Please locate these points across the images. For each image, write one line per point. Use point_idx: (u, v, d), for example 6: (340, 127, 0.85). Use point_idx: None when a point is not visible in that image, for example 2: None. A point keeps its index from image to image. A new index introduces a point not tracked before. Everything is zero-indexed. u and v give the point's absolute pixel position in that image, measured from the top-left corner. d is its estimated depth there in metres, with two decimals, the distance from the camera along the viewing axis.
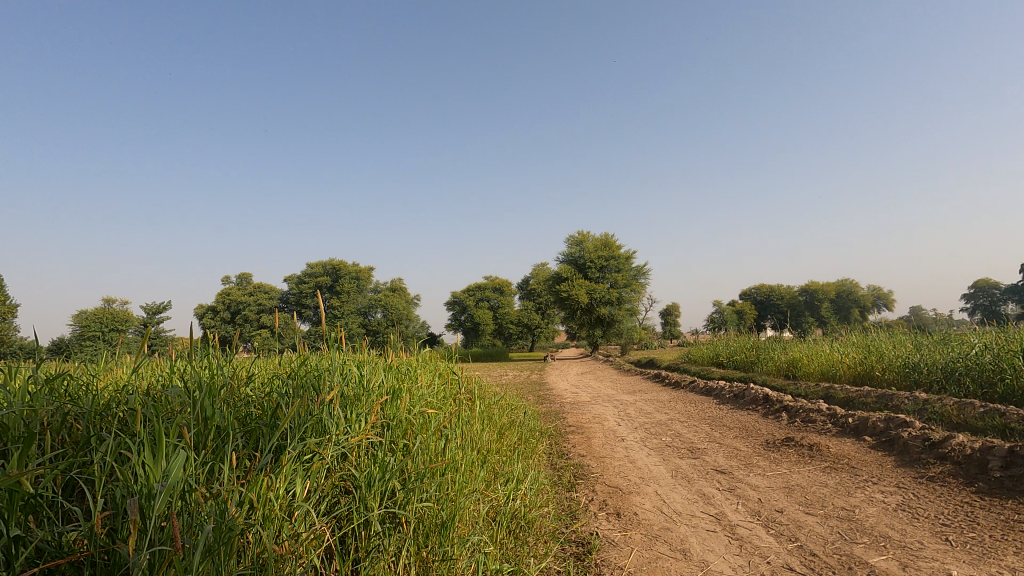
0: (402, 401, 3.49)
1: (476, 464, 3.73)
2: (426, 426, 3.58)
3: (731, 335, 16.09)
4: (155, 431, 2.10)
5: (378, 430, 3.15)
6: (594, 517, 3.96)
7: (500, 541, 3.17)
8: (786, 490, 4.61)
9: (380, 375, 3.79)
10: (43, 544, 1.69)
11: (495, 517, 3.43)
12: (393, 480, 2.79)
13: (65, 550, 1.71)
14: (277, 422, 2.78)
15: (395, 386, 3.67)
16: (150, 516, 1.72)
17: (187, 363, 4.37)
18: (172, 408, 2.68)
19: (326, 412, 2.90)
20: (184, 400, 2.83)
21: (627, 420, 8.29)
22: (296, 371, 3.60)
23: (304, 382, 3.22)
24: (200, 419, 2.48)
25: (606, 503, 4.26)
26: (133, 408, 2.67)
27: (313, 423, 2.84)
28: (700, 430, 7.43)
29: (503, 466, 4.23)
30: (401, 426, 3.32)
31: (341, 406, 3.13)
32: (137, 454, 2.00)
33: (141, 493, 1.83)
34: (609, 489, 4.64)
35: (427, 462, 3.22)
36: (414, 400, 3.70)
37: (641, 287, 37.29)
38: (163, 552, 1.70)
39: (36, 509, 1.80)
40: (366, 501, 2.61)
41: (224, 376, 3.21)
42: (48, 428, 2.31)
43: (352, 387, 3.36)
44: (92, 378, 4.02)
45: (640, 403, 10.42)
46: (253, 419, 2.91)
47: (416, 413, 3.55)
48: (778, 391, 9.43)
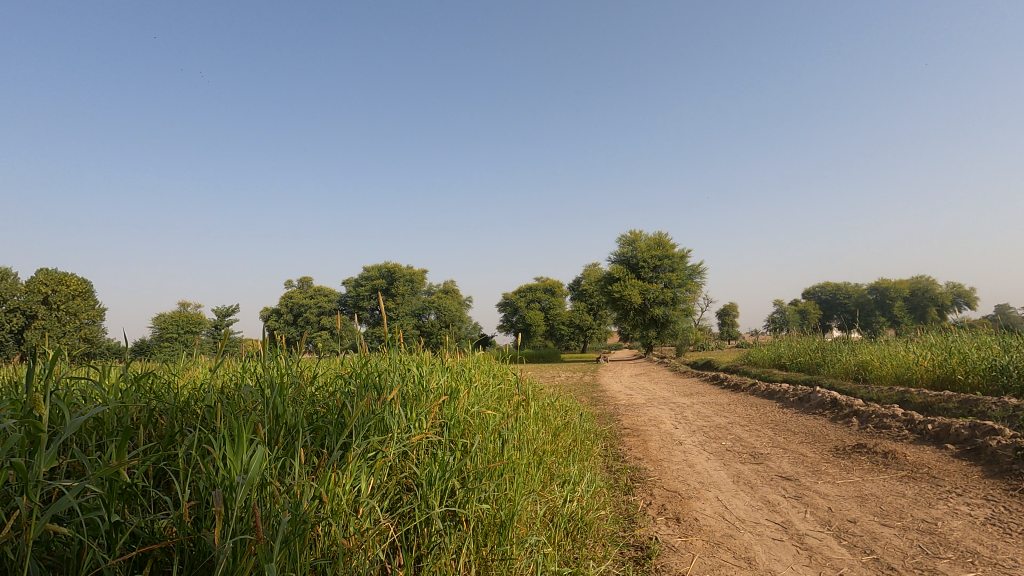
0: (460, 401, 3.55)
1: (533, 465, 3.74)
2: (483, 427, 3.62)
3: (794, 336, 15.40)
4: (234, 427, 2.23)
5: (437, 429, 3.22)
6: (653, 521, 3.89)
7: (558, 542, 3.17)
8: (859, 499, 4.37)
9: (437, 375, 3.87)
10: (139, 530, 1.83)
11: (553, 518, 3.43)
12: (452, 479, 2.85)
13: (157, 537, 1.85)
14: (342, 420, 2.90)
15: (453, 386, 3.73)
16: (232, 507, 1.83)
17: (257, 363, 4.60)
18: (247, 405, 2.83)
19: (388, 412, 2.99)
20: (256, 398, 2.99)
21: (685, 423, 8.08)
22: (358, 371, 3.73)
23: (367, 382, 3.33)
24: (272, 417, 2.61)
25: (665, 507, 4.17)
26: (211, 405, 2.84)
27: (375, 422, 2.94)
28: (762, 434, 7.15)
29: (559, 468, 4.22)
30: (459, 426, 3.38)
31: (401, 406, 3.22)
32: (218, 448, 2.13)
33: (224, 486, 1.95)
34: (668, 493, 4.54)
35: (485, 462, 3.27)
36: (472, 400, 3.76)
37: (696, 286, 36.28)
38: (244, 542, 1.80)
39: (131, 497, 1.95)
40: (427, 498, 2.68)
41: (292, 376, 3.36)
42: (138, 423, 2.49)
43: (412, 388, 3.45)
44: (173, 376, 4.31)
45: (697, 406, 10.15)
46: (320, 417, 3.04)
47: (474, 413, 3.61)
48: (847, 395, 8.95)
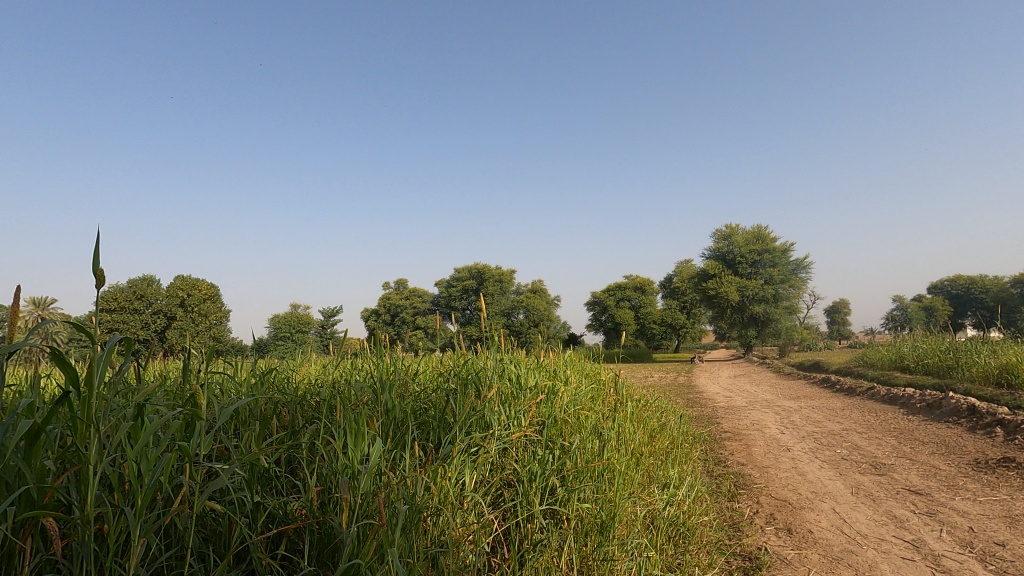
0: (557, 401, 3.58)
1: (632, 466, 3.68)
2: (580, 426, 3.62)
3: (918, 336, 13.90)
4: (352, 421, 2.40)
5: (536, 427, 3.26)
6: (761, 531, 3.68)
7: (660, 546, 3.10)
8: (1008, 520, 3.86)
9: (534, 374, 3.91)
10: (275, 511, 2.02)
11: (654, 522, 3.35)
12: (553, 478, 2.88)
13: (290, 517, 2.04)
14: (446, 416, 3.02)
15: (550, 385, 3.76)
16: (355, 494, 1.98)
17: (363, 361, 4.90)
18: (360, 399, 3.03)
19: (489, 409, 3.08)
20: (368, 393, 3.20)
21: (792, 428, 7.57)
22: (458, 369, 3.86)
23: (467, 380, 3.45)
24: (384, 411, 2.78)
25: (774, 517, 3.93)
26: (328, 399, 3.07)
27: (477, 419, 3.04)
28: (884, 443, 6.53)
29: (658, 470, 4.12)
30: (558, 426, 3.41)
31: (501, 404, 3.29)
32: (339, 439, 2.31)
33: (347, 473, 2.11)
34: (777, 502, 4.28)
35: (584, 461, 3.26)
36: (568, 400, 3.76)
37: (800, 282, 33.79)
38: (367, 526, 1.94)
39: (268, 480, 2.16)
40: (529, 496, 2.72)
41: (398, 374, 3.55)
42: (268, 414, 2.76)
43: (510, 386, 3.53)
44: (291, 373, 4.71)
45: (805, 410, 9.47)
46: (425, 412, 3.19)
47: (571, 413, 3.62)
48: (988, 401, 7.92)
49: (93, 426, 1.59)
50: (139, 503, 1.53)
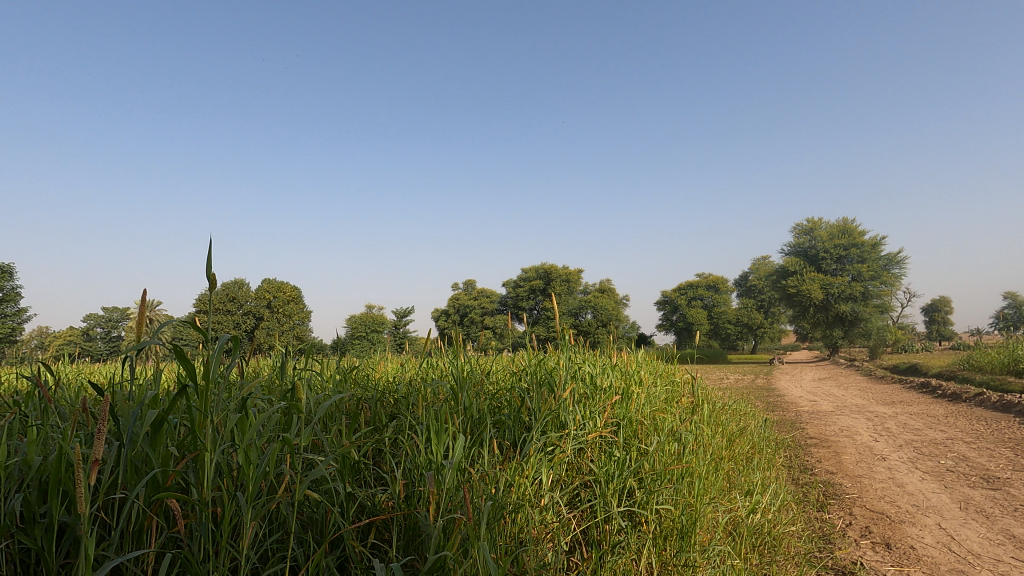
0: (632, 402, 3.53)
1: (712, 471, 3.56)
2: (657, 428, 3.54)
3: None
4: (433, 417, 2.48)
5: (611, 428, 3.23)
6: (856, 544, 3.46)
7: (744, 555, 2.98)
8: None
9: (608, 375, 3.87)
10: (364, 502, 2.13)
11: (737, 529, 3.23)
12: (631, 479, 2.84)
13: (379, 509, 2.14)
14: (522, 415, 3.06)
15: (625, 386, 3.71)
16: (441, 489, 2.05)
17: (436, 360, 5.04)
18: (438, 397, 3.13)
19: (564, 408, 3.08)
20: (445, 391, 3.29)
21: (887, 436, 7.03)
22: (531, 369, 3.90)
23: (541, 379, 3.47)
24: (462, 409, 2.85)
25: (869, 530, 3.68)
26: (407, 396, 3.18)
27: (552, 418, 3.06)
28: (997, 455, 5.92)
29: (739, 476, 3.96)
30: (633, 427, 3.36)
31: (576, 404, 3.29)
32: (422, 435, 2.39)
33: (431, 468, 2.18)
34: (873, 515, 3.99)
35: (662, 464, 3.19)
36: (644, 401, 3.69)
37: (892, 278, 31.27)
38: (452, 521, 2.01)
39: (358, 472, 2.28)
40: (606, 497, 2.70)
41: (473, 373, 3.64)
42: (354, 410, 2.92)
43: (584, 387, 3.51)
44: (370, 370, 4.93)
45: (902, 417, 8.76)
46: (500, 410, 3.25)
47: (647, 415, 3.56)
48: None
49: (208, 417, 1.74)
50: (249, 489, 1.66)
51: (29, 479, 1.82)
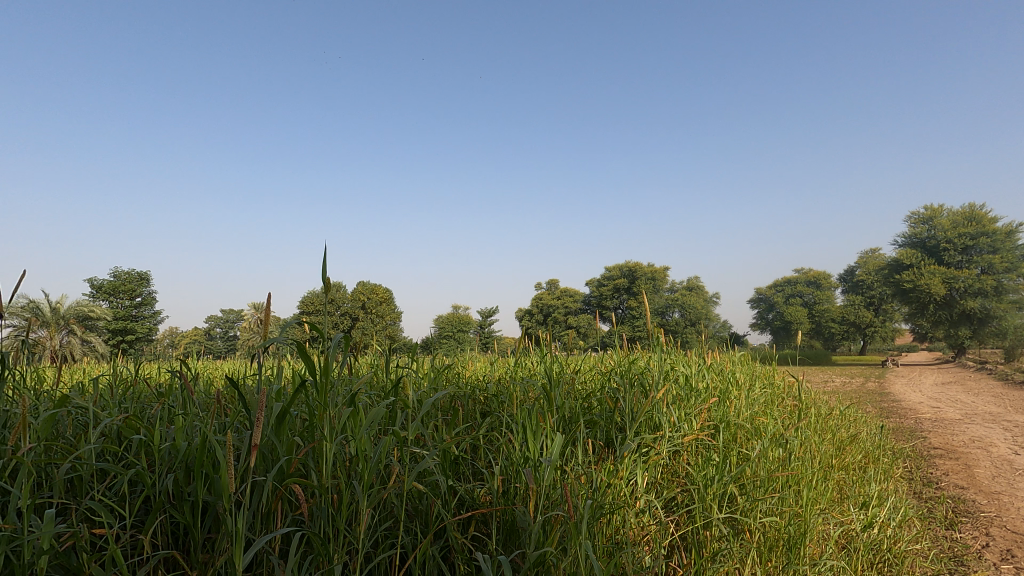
0: (730, 405, 3.39)
1: (821, 480, 3.34)
2: (758, 432, 3.38)
3: None
4: (527, 416, 2.53)
5: (709, 431, 3.13)
6: (996, 569, 3.09)
7: (861, 572, 2.77)
8: None
9: (703, 376, 3.74)
10: (464, 495, 2.20)
11: (851, 544, 3.00)
12: (731, 485, 2.73)
13: (478, 503, 2.21)
14: (615, 415, 3.03)
15: (721, 389, 3.57)
16: (540, 486, 2.09)
17: (524, 359, 5.09)
18: (530, 396, 3.17)
19: (658, 410, 3.02)
20: (536, 389, 3.33)
21: None
22: (622, 368, 3.84)
23: (633, 379, 3.42)
24: (555, 408, 2.88)
25: (1012, 555, 3.28)
26: (500, 394, 3.24)
27: (646, 419, 3.01)
28: None
29: (852, 487, 3.67)
30: (732, 431, 3.23)
31: (670, 405, 3.21)
32: (517, 433, 2.45)
33: (528, 465, 2.23)
34: (1016, 537, 3.55)
35: (765, 470, 3.04)
36: (743, 404, 3.53)
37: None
38: (551, 519, 2.04)
39: (457, 466, 2.37)
40: (707, 501, 2.62)
41: (564, 372, 3.65)
42: (450, 407, 3.03)
43: (679, 388, 3.42)
44: (461, 368, 5.08)
45: None
46: (592, 410, 3.24)
47: (746, 418, 3.40)
48: None
49: (326, 410, 1.90)
50: (364, 478, 1.78)
51: (177, 462, 2.05)
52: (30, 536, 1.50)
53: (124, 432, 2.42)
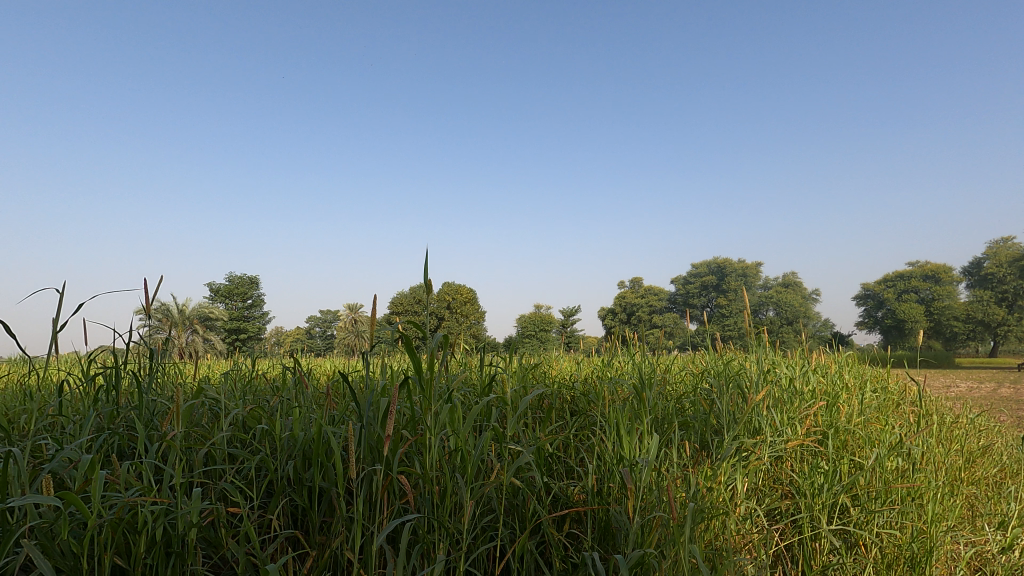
0: (839, 410, 3.17)
1: (947, 495, 3.04)
2: (872, 440, 3.14)
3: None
4: (620, 416, 2.51)
5: (815, 437, 2.95)
6: None
7: None
8: None
9: (807, 378, 3.53)
10: (559, 493, 2.23)
11: (986, 567, 2.71)
12: (842, 495, 2.56)
13: (572, 501, 2.23)
14: (710, 417, 2.93)
15: (828, 393, 3.36)
16: (638, 486, 2.07)
17: (611, 359, 5.04)
18: (621, 396, 3.14)
19: (757, 413, 2.90)
20: (627, 389, 3.28)
21: None
22: (716, 369, 3.71)
23: (729, 380, 3.29)
24: (647, 408, 2.84)
25: None
26: (591, 393, 3.23)
27: (744, 422, 2.89)
28: None
29: (985, 504, 3.31)
30: (841, 437, 3.03)
31: (770, 408, 3.06)
32: (610, 433, 2.44)
33: (624, 465, 2.22)
34: None
35: (881, 481, 2.82)
36: (853, 410, 3.30)
37: None
38: (650, 521, 2.01)
39: (551, 464, 2.40)
40: (816, 511, 2.47)
41: (655, 372, 3.58)
42: (540, 405, 3.07)
43: (780, 391, 3.25)
44: (547, 368, 5.12)
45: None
46: (685, 411, 3.15)
47: (857, 424, 3.17)
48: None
49: (432, 404, 2.00)
50: (467, 470, 1.87)
51: (296, 449, 2.25)
52: (182, 510, 1.70)
53: (248, 422, 2.67)
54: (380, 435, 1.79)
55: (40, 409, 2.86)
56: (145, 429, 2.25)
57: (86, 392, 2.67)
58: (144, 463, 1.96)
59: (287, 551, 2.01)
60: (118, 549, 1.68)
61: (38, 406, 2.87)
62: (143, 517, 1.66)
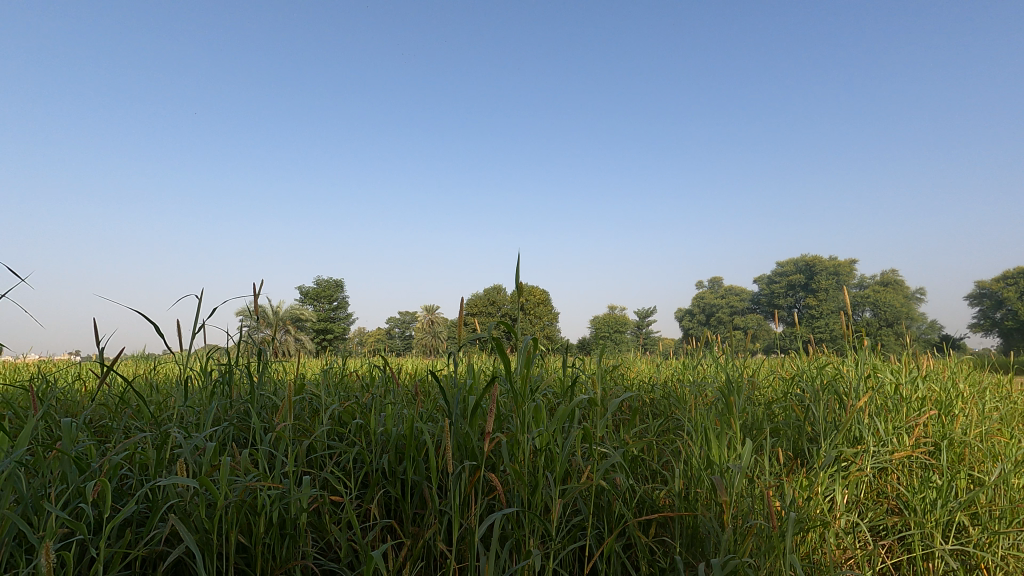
0: (953, 420, 2.92)
1: None
2: (994, 455, 2.86)
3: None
4: (708, 421, 2.44)
5: (925, 448, 2.73)
6: None
7: None
8: None
9: (914, 385, 3.27)
10: (644, 497, 2.21)
11: None
12: (959, 512, 2.35)
13: (658, 505, 2.20)
14: (805, 425, 2.79)
15: (939, 402, 3.09)
16: (731, 494, 2.02)
17: (692, 361, 4.90)
18: (706, 399, 3.05)
19: (857, 420, 2.73)
20: (711, 393, 3.18)
21: None
22: (810, 373, 3.51)
23: (825, 385, 3.12)
24: (737, 413, 2.74)
25: None
26: (673, 396, 3.16)
27: (844, 430, 2.73)
28: None
29: None
30: (957, 450, 2.78)
31: (873, 416, 2.86)
32: (698, 438, 2.38)
33: (715, 471, 2.16)
34: None
35: (1006, 499, 2.56)
36: (970, 421, 3.02)
37: None
38: (743, 529, 1.96)
39: (636, 468, 2.38)
40: (928, 529, 2.29)
41: (741, 376, 3.45)
42: (622, 407, 3.04)
43: (883, 398, 3.03)
44: (625, 370, 5.06)
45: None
46: (776, 417, 3.01)
47: (976, 436, 2.90)
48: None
49: (523, 403, 2.05)
50: (556, 469, 1.90)
51: (389, 444, 2.38)
52: (295, 496, 1.86)
53: (344, 417, 2.86)
54: (475, 432, 1.87)
55: (166, 399, 3.20)
56: (258, 421, 2.47)
57: (204, 387, 2.96)
58: (260, 451, 2.16)
59: (384, 540, 2.12)
60: (241, 528, 1.86)
61: (164, 398, 3.21)
62: (262, 500, 1.84)
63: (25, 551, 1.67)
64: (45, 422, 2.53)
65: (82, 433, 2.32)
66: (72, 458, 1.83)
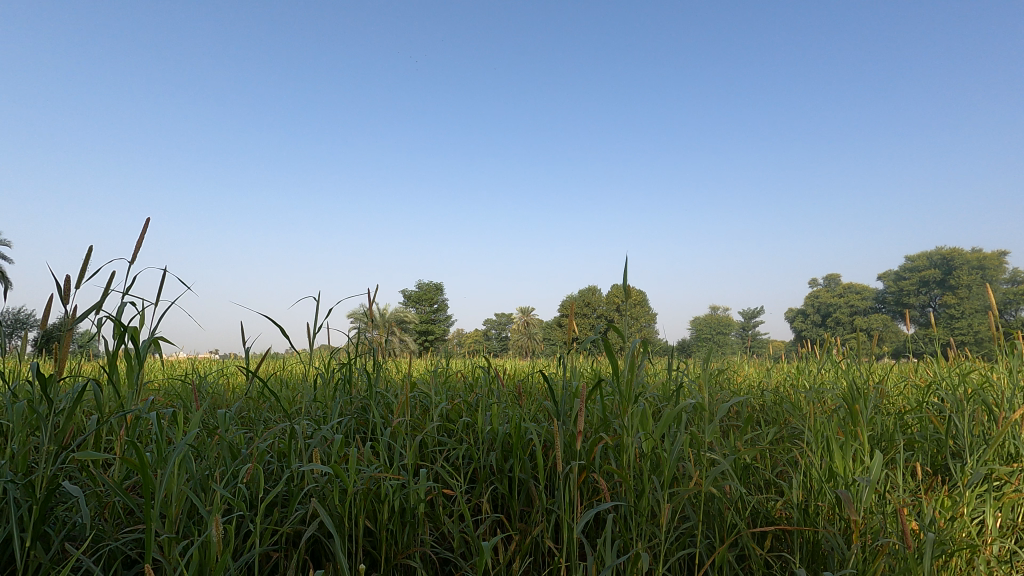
0: None
1: None
2: None
3: None
4: (830, 430, 2.29)
5: None
6: None
7: None
8: None
9: None
10: (758, 508, 2.11)
11: None
12: None
13: (773, 517, 2.10)
14: (945, 438, 2.52)
15: None
16: (859, 510, 1.88)
17: (808, 366, 4.56)
18: (825, 406, 2.85)
19: (1012, 434, 2.42)
20: (831, 400, 2.96)
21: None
22: (949, 381, 3.16)
23: (968, 395, 2.80)
24: (864, 422, 2.53)
25: None
26: (787, 403, 2.97)
27: (995, 446, 2.43)
28: None
29: None
30: None
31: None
32: (818, 448, 2.23)
33: (841, 484, 2.02)
34: None
35: None
36: None
37: None
38: (873, 548, 1.82)
39: (747, 476, 2.28)
40: None
41: (865, 383, 3.19)
42: (730, 413, 2.93)
43: None
44: (732, 374, 4.82)
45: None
46: (910, 429, 2.75)
47: None
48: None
49: (629, 403, 2.01)
50: (665, 473, 1.87)
51: (496, 442, 2.47)
52: (414, 487, 2.01)
53: (452, 415, 3.01)
54: (581, 432, 1.89)
55: (295, 395, 3.55)
56: (378, 416, 2.67)
57: (328, 384, 3.25)
58: (380, 443, 2.34)
59: (494, 534, 2.21)
60: (367, 513, 2.04)
61: (294, 394, 3.57)
62: (385, 489, 2.00)
63: (195, 522, 1.95)
64: (202, 413, 2.91)
65: (233, 423, 2.64)
66: (228, 444, 2.10)
